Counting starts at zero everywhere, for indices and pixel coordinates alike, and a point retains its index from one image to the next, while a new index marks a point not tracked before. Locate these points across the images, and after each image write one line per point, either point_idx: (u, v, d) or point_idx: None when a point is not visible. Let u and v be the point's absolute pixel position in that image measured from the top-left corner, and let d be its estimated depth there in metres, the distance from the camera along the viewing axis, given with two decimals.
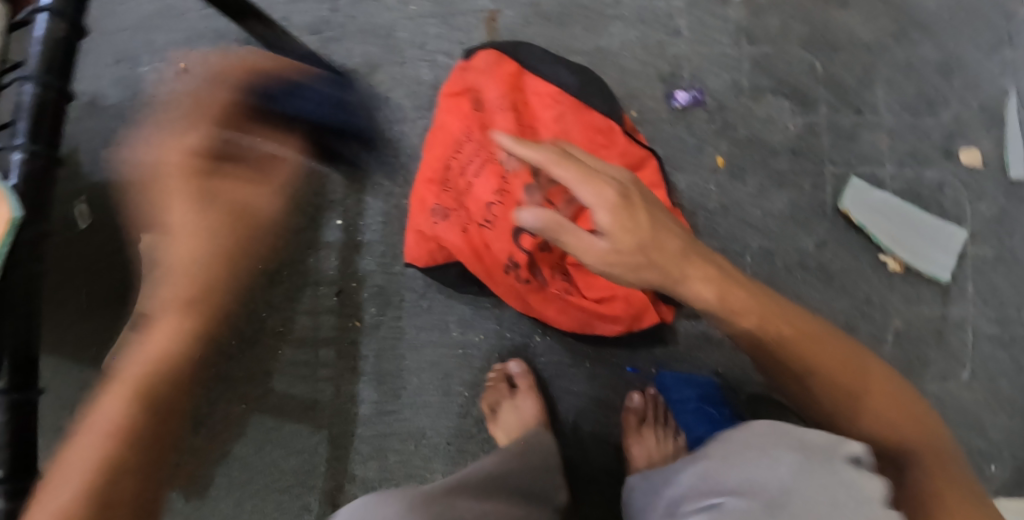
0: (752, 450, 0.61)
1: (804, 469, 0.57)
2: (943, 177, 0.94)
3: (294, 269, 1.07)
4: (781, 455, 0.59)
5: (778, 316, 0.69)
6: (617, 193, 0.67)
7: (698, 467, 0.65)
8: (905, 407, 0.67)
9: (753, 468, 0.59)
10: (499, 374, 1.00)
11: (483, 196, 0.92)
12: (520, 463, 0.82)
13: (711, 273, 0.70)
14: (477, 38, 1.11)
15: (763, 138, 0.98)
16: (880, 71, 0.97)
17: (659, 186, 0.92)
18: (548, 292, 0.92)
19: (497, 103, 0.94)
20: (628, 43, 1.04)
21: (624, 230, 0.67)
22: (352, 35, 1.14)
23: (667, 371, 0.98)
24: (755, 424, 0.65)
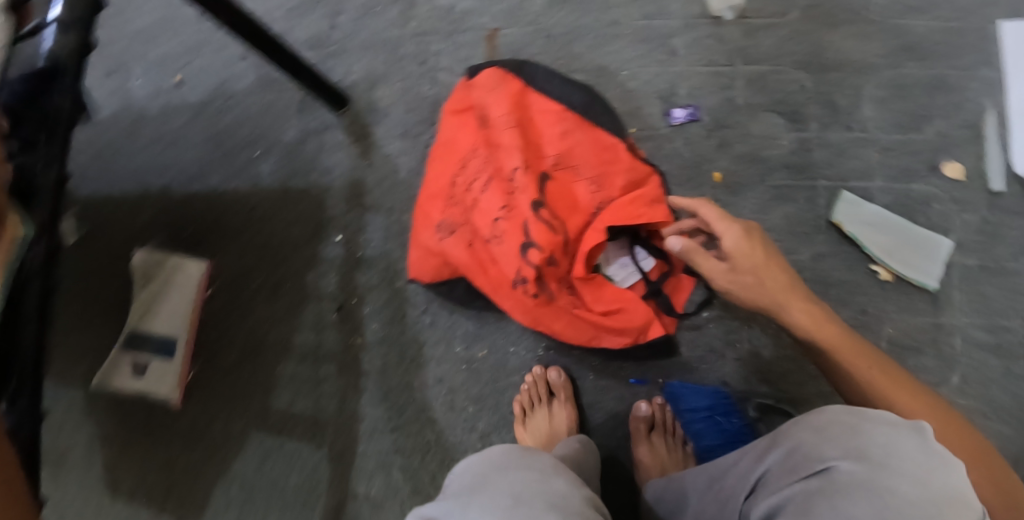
0: (837, 429, 0.59)
1: (900, 443, 0.55)
2: (931, 190, 0.98)
3: (294, 285, 1.08)
4: (870, 432, 0.57)
5: (869, 358, 0.74)
6: (745, 230, 0.83)
7: (778, 451, 0.62)
8: (960, 431, 0.67)
9: (840, 447, 0.57)
10: (536, 379, 1.00)
11: (489, 211, 0.93)
12: (586, 453, 0.91)
13: (816, 311, 0.79)
14: (477, 56, 1.13)
15: (758, 153, 1.02)
16: (868, 90, 1.01)
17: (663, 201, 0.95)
18: (555, 306, 0.93)
19: (501, 120, 0.95)
20: (627, 61, 1.07)
21: (746, 254, 0.82)
22: (354, 51, 1.17)
23: (678, 381, 0.99)
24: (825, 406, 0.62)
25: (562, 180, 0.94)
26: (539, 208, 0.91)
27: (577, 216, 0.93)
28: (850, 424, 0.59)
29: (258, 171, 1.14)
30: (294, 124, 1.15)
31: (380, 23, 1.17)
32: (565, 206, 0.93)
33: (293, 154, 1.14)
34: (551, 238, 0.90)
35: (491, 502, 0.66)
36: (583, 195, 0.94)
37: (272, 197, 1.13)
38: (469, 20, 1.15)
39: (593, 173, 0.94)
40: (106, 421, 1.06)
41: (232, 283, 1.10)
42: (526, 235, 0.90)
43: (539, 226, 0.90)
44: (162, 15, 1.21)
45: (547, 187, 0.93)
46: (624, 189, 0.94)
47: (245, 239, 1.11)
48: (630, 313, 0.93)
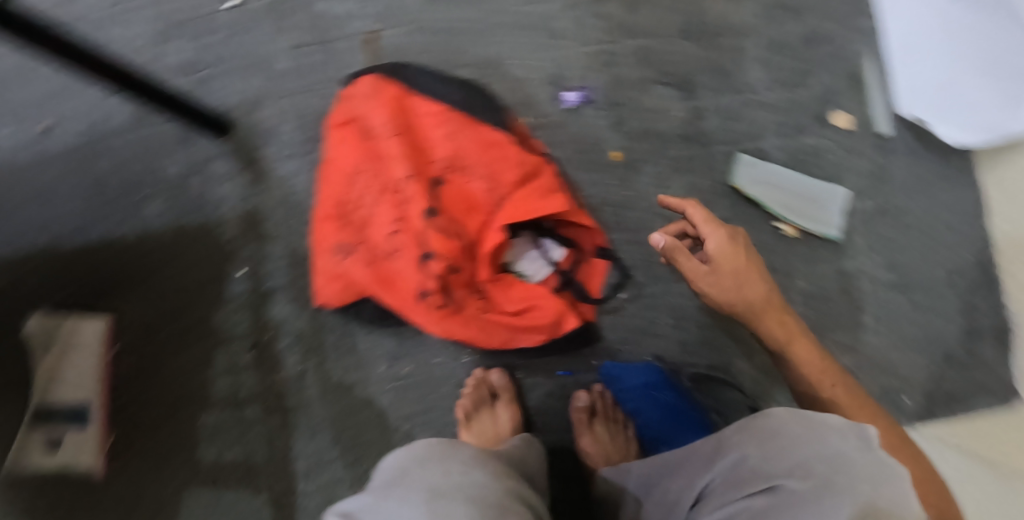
0: (787, 434, 0.64)
1: (847, 454, 0.61)
2: (822, 142, 0.99)
3: (202, 330, 1.03)
4: (820, 438, 0.63)
5: (837, 380, 0.80)
6: (733, 236, 0.81)
7: (732, 458, 0.66)
8: (903, 443, 0.75)
9: (795, 454, 0.62)
10: (477, 383, 0.98)
11: (383, 227, 0.91)
12: (526, 449, 0.88)
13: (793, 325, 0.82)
14: (359, 62, 1.08)
15: (654, 128, 1.01)
16: (752, 51, 1.02)
17: (558, 190, 0.94)
18: (464, 313, 0.92)
19: (383, 128, 0.92)
20: (513, 50, 1.05)
21: (730, 265, 0.80)
22: (228, 72, 1.09)
23: (611, 363, 0.98)
24: (773, 410, 0.67)
25: (454, 183, 0.92)
26: (434, 217, 0.90)
27: (473, 219, 0.92)
28: (800, 430, 0.64)
29: (145, 214, 1.06)
30: (177, 159, 1.08)
31: (252, 39, 1.10)
32: (460, 211, 0.92)
33: (180, 191, 1.07)
34: (450, 246, 0.90)
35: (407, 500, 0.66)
36: (478, 195, 0.92)
37: (165, 240, 1.06)
38: (345, 25, 1.09)
39: (486, 171, 0.92)
40: (22, 506, 0.98)
41: (138, 337, 1.03)
42: (423, 246, 0.90)
43: (436, 236, 0.89)
44: (10, 57, 1.09)
45: (440, 193, 0.91)
46: (517, 183, 0.92)
47: (143, 289, 1.04)
48: (544, 309, 0.93)
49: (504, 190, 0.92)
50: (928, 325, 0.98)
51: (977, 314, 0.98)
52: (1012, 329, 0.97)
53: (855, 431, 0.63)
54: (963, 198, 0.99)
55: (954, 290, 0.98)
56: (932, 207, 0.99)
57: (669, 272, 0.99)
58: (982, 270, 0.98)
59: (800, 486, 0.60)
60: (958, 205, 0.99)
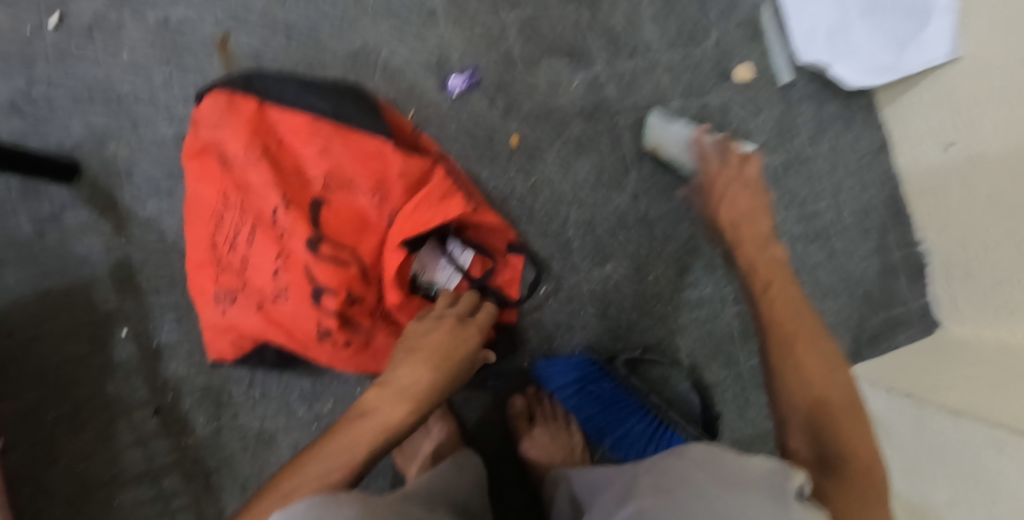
0: (692, 485, 0.57)
1: (751, 507, 0.54)
2: (725, 100, 0.95)
3: (96, 404, 0.93)
4: (723, 488, 0.56)
5: (780, 289, 0.75)
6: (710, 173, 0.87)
7: (627, 505, 0.59)
8: (851, 385, 0.68)
9: (689, 508, 0.55)
10: None
11: (263, 270, 0.79)
12: (456, 472, 0.80)
13: (759, 244, 0.79)
14: (214, 75, 0.95)
15: (549, 108, 0.94)
16: (642, 10, 0.95)
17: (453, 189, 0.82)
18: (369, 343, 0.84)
19: (243, 158, 0.79)
20: (386, 40, 0.94)
21: (745, 203, 0.83)
22: (63, 107, 0.95)
23: (542, 359, 0.94)
24: (690, 448, 0.61)
25: (338, 203, 0.80)
26: (317, 249, 0.77)
27: (366, 241, 0.81)
28: (707, 480, 0.57)
29: (1, 285, 0.94)
30: (23, 217, 0.94)
31: (85, 63, 0.95)
32: (350, 234, 0.80)
33: (34, 253, 0.94)
34: (343, 277, 0.78)
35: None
36: (366, 214, 0.81)
37: (30, 311, 0.94)
38: (190, 34, 0.95)
39: (371, 186, 0.81)
40: None
41: (25, 425, 0.93)
42: (313, 281, 0.78)
43: (325, 269, 0.77)
44: None
45: (323, 216, 0.79)
46: (407, 192, 0.81)
47: (16, 373, 0.93)
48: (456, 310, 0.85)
49: (393, 203, 0.81)
50: (847, 270, 0.98)
51: (891, 251, 0.97)
52: (927, 264, 0.96)
53: (773, 480, 0.55)
54: (865, 138, 0.97)
55: (868, 232, 0.97)
56: (838, 151, 0.96)
57: (586, 259, 0.94)
58: (892, 208, 0.97)
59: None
60: (864, 147, 0.97)
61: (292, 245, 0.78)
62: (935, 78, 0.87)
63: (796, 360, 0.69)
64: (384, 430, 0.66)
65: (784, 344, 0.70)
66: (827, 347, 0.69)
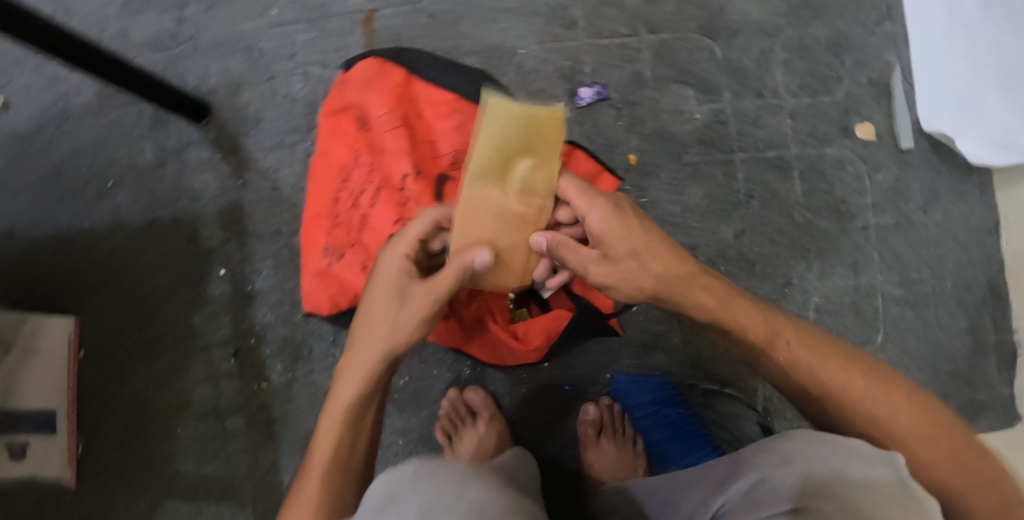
0: (809, 452, 0.56)
1: (875, 478, 0.52)
2: (844, 152, 0.95)
3: (177, 335, 0.96)
4: (839, 462, 0.54)
5: (783, 333, 0.67)
6: (609, 216, 0.69)
7: (746, 481, 0.59)
8: (941, 431, 0.62)
9: (808, 475, 0.54)
10: (455, 402, 0.91)
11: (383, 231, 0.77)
12: (523, 465, 0.78)
13: (733, 295, 0.70)
14: (353, 44, 0.96)
15: (670, 131, 0.93)
16: (777, 52, 0.94)
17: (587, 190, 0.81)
18: (468, 321, 0.82)
19: (384, 121, 0.78)
20: (524, 39, 0.94)
21: (640, 239, 0.70)
22: (205, 50, 0.98)
23: (624, 374, 0.93)
24: (795, 431, 0.60)
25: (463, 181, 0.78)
26: None
27: None
28: (820, 452, 0.55)
29: (114, 205, 0.98)
30: (148, 144, 0.98)
31: (232, 13, 0.98)
32: None
33: (150, 181, 0.98)
34: None
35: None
36: None
37: (133, 234, 0.97)
38: (336, 2, 0.97)
39: None
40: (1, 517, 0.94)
41: (105, 342, 0.97)
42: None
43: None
44: None
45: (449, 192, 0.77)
46: None
47: (109, 290, 0.97)
48: (531, 326, 0.82)
49: None
50: (937, 343, 0.94)
51: (986, 332, 0.94)
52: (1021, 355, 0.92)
53: (882, 458, 0.54)
54: (978, 215, 0.95)
55: (964, 309, 0.95)
56: (946, 223, 0.95)
57: None
58: (993, 289, 0.95)
59: (825, 506, 0.51)
60: (976, 224, 0.95)
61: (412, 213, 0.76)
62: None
63: (872, 424, 0.62)
64: (341, 412, 0.68)
65: (835, 406, 0.64)
66: (898, 393, 0.63)
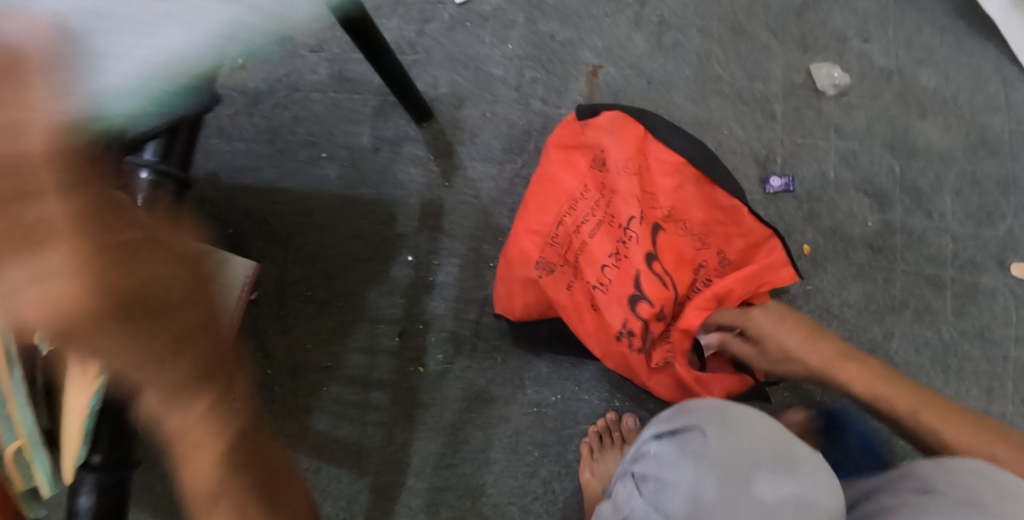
0: (974, 474, 0.64)
1: (1002, 491, 0.63)
2: (996, 284, 1.01)
3: (348, 303, 1.04)
4: (985, 474, 0.65)
5: (897, 394, 0.79)
6: (770, 316, 0.87)
7: (894, 474, 0.70)
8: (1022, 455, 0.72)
9: (961, 481, 0.64)
10: (609, 424, 0.97)
11: (597, 259, 0.84)
12: None
13: (858, 368, 0.81)
14: (575, 90, 1.07)
15: (845, 230, 1.01)
16: (950, 181, 1.03)
17: (780, 270, 0.87)
18: (654, 362, 0.84)
19: (621, 165, 0.86)
20: (727, 119, 1.04)
21: (796, 339, 0.85)
22: (439, 63, 1.10)
23: None
24: (957, 469, 0.65)
25: (670, 234, 0.87)
26: (653, 260, 0.83)
27: (681, 275, 0.86)
28: (981, 467, 0.65)
29: (320, 174, 1.08)
30: (365, 129, 1.09)
31: (472, 38, 1.10)
32: (672, 265, 0.86)
33: (362, 162, 1.08)
34: (664, 295, 0.82)
35: (747, 425, 0.72)
36: (688, 254, 0.88)
37: (331, 205, 1.07)
38: (568, 51, 1.08)
39: (699, 232, 0.89)
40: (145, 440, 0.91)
41: (276, 291, 1.05)
42: (636, 286, 0.82)
43: (650, 280, 0.82)
44: None
45: (660, 240, 0.85)
46: (738, 252, 0.88)
47: (294, 246, 1.06)
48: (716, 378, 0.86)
49: (713, 248, 0.89)
50: None
51: None
52: None
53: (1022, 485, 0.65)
54: None
55: None
56: None
57: None
58: None
59: (961, 495, 0.62)
60: None
61: (622, 252, 0.83)
62: None
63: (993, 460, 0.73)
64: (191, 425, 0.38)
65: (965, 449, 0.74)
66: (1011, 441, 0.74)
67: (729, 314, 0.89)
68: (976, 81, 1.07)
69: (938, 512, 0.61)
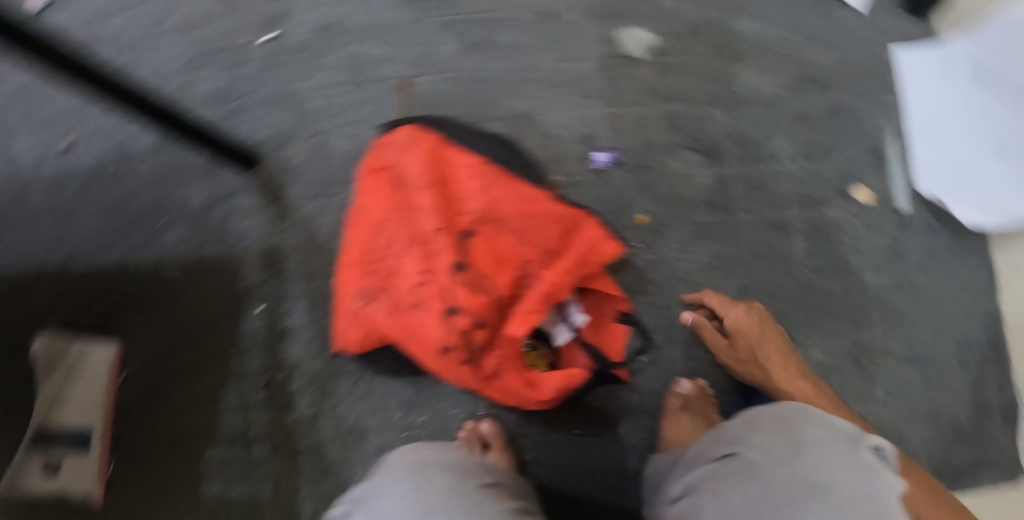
0: (770, 418, 0.74)
1: (795, 446, 0.70)
2: (843, 216, 1.00)
3: (216, 363, 1.04)
4: (789, 430, 0.72)
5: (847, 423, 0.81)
6: (749, 316, 0.91)
7: (720, 428, 0.78)
8: None
9: (763, 441, 0.72)
10: (469, 433, 0.95)
11: (410, 279, 0.84)
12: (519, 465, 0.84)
13: (814, 392, 0.84)
14: (390, 107, 1.06)
15: (680, 194, 0.99)
16: (779, 122, 1.02)
17: (596, 247, 0.87)
18: (485, 370, 0.83)
19: (418, 181, 0.86)
20: (545, 105, 1.02)
21: (765, 346, 0.89)
22: (259, 107, 1.09)
23: (638, 418, 0.95)
24: (765, 424, 0.74)
25: (487, 236, 0.86)
26: (461, 271, 0.83)
27: (503, 276, 0.85)
28: (793, 421, 0.72)
29: (164, 243, 1.08)
30: (199, 191, 1.09)
31: (286, 75, 1.09)
32: (491, 267, 0.85)
33: (203, 219, 1.07)
34: (476, 303, 0.82)
35: (395, 481, 0.75)
36: (510, 252, 0.86)
37: (184, 270, 1.07)
38: (380, 69, 1.07)
39: (519, 227, 0.86)
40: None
41: (143, 367, 1.05)
42: (448, 299, 0.82)
43: (462, 290, 0.82)
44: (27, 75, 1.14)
45: (473, 245, 0.85)
46: (557, 238, 0.87)
47: (155, 319, 1.06)
48: (546, 377, 0.84)
49: (535, 242, 0.86)
50: (938, 402, 0.99)
51: (987, 390, 1.00)
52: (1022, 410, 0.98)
53: (836, 438, 0.70)
54: (976, 276, 1.01)
55: (964, 367, 1.00)
56: (947, 284, 1.01)
57: (688, 338, 0.96)
58: (993, 347, 1.00)
59: (750, 457, 0.71)
60: (971, 285, 1.01)
61: (432, 268, 0.83)
62: None
63: None
64: None
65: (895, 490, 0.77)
66: None
67: (710, 302, 0.93)
68: (786, 14, 1.05)
69: (726, 476, 0.72)
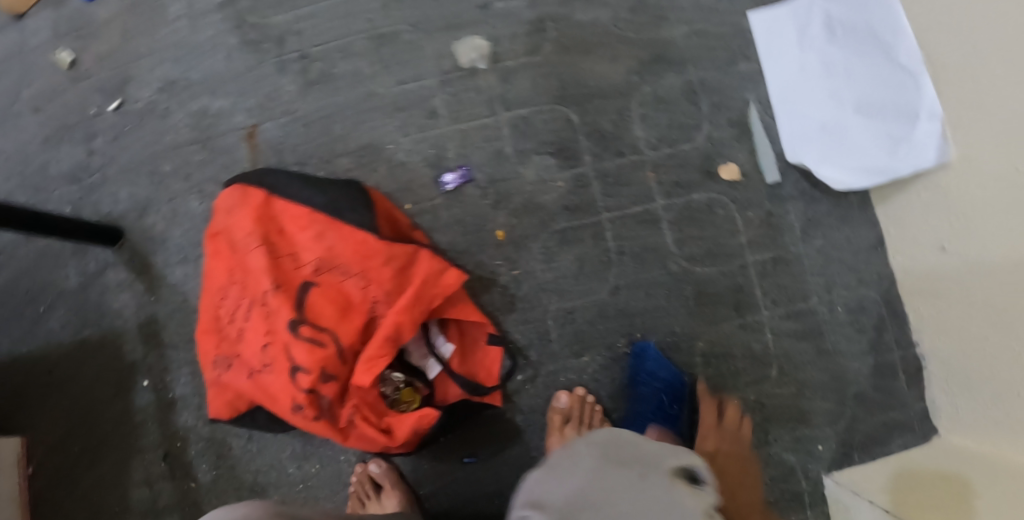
0: (589, 465, 0.68)
1: (621, 493, 0.65)
2: (711, 197, 0.97)
3: (116, 442, 1.03)
4: (610, 476, 0.66)
5: None
6: (723, 441, 0.92)
7: (533, 481, 0.70)
8: None
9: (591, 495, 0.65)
10: (360, 476, 0.94)
11: (253, 342, 0.83)
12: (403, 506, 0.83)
13: None
14: (240, 159, 1.03)
15: (538, 202, 0.96)
16: (634, 111, 0.98)
17: (434, 280, 0.84)
18: (341, 421, 0.83)
19: (247, 242, 0.84)
20: (390, 133, 0.99)
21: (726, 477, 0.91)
22: (115, 178, 1.06)
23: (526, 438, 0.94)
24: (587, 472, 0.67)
25: (326, 285, 0.83)
26: (299, 328, 0.81)
27: (348, 324, 0.83)
28: (613, 466, 0.67)
29: (48, 329, 1.06)
30: (71, 270, 1.06)
31: (136, 141, 1.06)
32: (333, 316, 0.83)
33: (80, 301, 1.06)
34: (317, 358, 0.81)
35: None
36: (352, 297, 0.84)
37: (69, 355, 1.05)
38: (225, 121, 1.04)
39: (358, 270, 0.84)
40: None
41: (50, 454, 1.03)
42: (290, 358, 0.81)
43: (302, 347, 0.80)
44: None
45: (311, 298, 0.83)
46: (398, 276, 0.84)
47: (51, 404, 1.04)
48: (401, 420, 0.84)
49: (375, 284, 0.84)
50: (838, 370, 0.96)
51: (891, 352, 0.95)
52: (926, 367, 0.93)
53: (656, 477, 0.67)
54: (862, 235, 0.97)
55: (861, 331, 0.96)
56: (830, 249, 0.97)
57: (565, 348, 0.94)
58: (889, 305, 0.96)
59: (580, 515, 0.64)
60: (858, 244, 0.97)
61: (271, 329, 0.82)
62: (925, 182, 0.86)
63: None
64: None
65: None
66: None
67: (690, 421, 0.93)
68: None
69: None
